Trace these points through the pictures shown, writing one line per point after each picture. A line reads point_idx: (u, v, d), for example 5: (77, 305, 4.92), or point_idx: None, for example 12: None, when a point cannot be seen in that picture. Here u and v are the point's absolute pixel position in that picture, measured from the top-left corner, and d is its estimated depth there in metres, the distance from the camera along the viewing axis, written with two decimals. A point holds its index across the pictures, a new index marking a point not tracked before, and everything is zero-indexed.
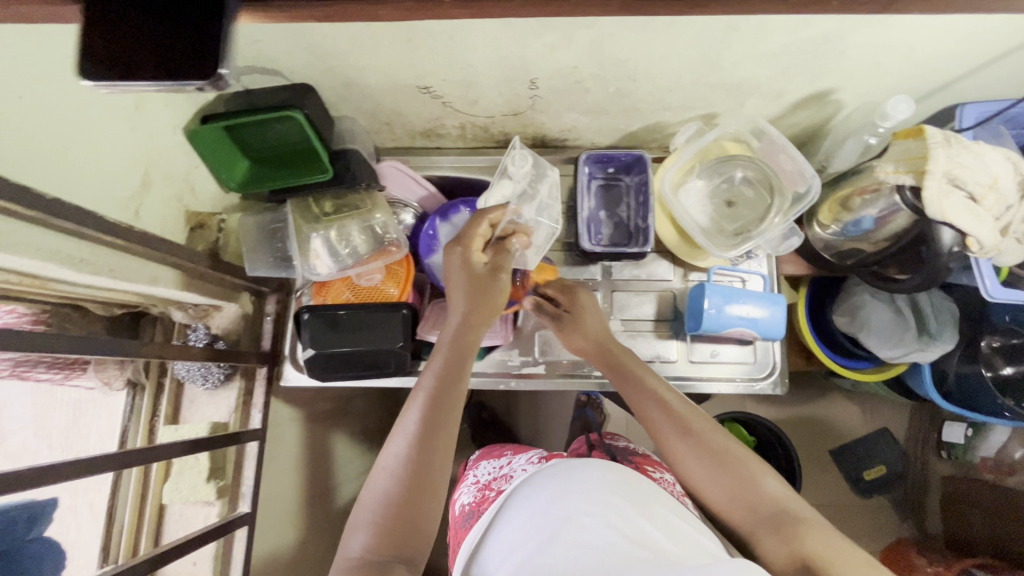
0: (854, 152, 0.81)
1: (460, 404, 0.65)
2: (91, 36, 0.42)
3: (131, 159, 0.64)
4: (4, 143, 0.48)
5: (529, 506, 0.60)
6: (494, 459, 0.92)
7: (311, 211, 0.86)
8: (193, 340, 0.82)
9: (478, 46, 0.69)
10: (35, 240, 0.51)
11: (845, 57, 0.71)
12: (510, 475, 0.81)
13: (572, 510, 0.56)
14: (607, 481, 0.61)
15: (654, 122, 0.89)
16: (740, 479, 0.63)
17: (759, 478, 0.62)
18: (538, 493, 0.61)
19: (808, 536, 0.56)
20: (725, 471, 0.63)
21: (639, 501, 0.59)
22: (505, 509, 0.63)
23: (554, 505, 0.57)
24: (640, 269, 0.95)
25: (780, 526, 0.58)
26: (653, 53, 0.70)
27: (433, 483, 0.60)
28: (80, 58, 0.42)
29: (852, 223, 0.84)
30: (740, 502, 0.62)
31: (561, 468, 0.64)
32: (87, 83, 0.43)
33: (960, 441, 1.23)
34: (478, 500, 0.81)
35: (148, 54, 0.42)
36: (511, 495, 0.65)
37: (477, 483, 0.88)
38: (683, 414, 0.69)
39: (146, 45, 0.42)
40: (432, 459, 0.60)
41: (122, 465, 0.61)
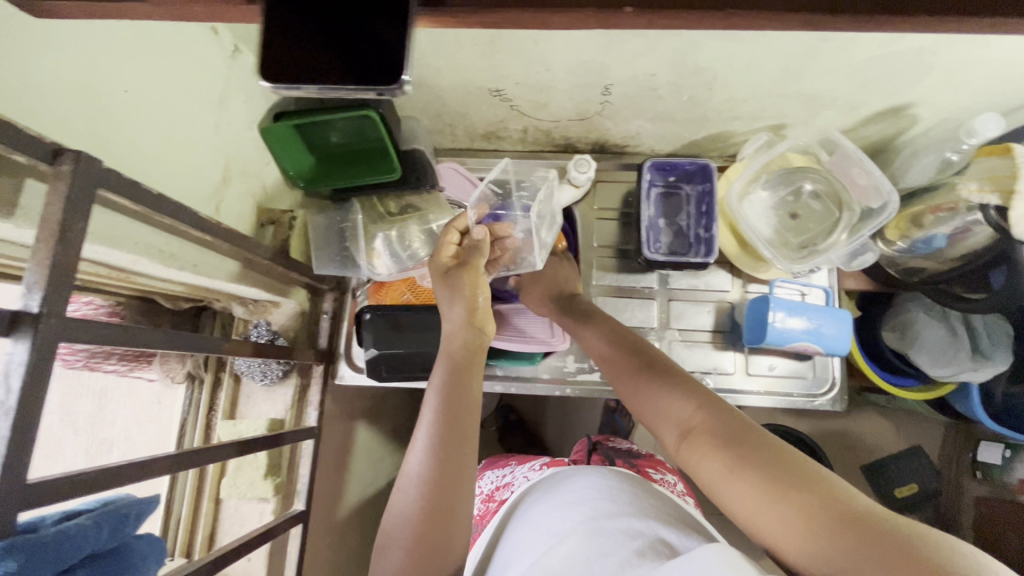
0: (931, 167, 0.80)
1: (474, 410, 0.65)
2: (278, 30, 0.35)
3: (213, 155, 0.65)
4: (106, 137, 0.49)
5: (538, 522, 0.62)
6: (498, 469, 0.93)
7: (376, 211, 0.85)
8: (256, 336, 0.81)
9: (560, 52, 0.68)
10: (131, 233, 0.51)
11: (931, 72, 0.69)
12: (510, 484, 0.83)
13: (570, 524, 0.58)
14: (603, 491, 0.63)
15: (720, 132, 0.88)
16: (695, 400, 0.57)
17: (713, 401, 0.57)
18: (541, 509, 0.65)
19: (758, 453, 0.50)
20: (679, 394, 0.59)
21: (640, 508, 0.60)
22: (513, 528, 0.67)
23: (553, 519, 0.60)
24: (698, 279, 0.94)
25: (725, 441, 0.52)
26: (735, 63, 0.69)
27: (459, 504, 0.59)
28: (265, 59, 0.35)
29: (921, 241, 0.81)
30: (687, 423, 0.56)
31: (562, 485, 0.68)
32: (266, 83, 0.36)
33: (997, 461, 1.22)
34: (483, 513, 0.84)
35: (336, 54, 0.35)
36: (519, 515, 0.69)
37: (482, 494, 0.89)
38: (631, 349, 0.69)
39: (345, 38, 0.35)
40: (451, 476, 0.59)
41: (182, 466, 0.54)
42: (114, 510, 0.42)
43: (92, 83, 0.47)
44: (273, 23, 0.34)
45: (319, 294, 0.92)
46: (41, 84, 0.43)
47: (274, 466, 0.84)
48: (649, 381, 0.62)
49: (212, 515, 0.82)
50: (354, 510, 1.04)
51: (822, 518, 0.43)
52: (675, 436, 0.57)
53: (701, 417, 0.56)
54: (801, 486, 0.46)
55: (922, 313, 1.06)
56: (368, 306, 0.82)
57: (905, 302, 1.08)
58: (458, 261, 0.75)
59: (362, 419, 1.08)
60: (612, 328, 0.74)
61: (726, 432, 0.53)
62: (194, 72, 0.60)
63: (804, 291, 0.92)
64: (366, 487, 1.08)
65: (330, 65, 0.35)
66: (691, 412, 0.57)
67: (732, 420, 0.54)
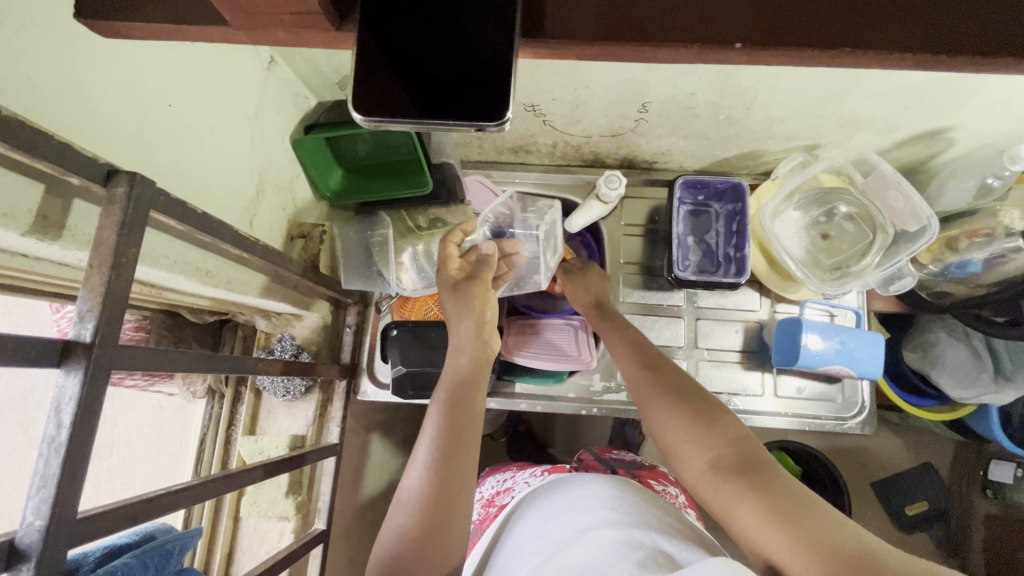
0: (969, 192, 0.78)
1: (476, 422, 0.62)
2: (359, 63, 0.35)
3: (248, 170, 0.63)
4: (147, 152, 0.47)
5: (531, 534, 0.58)
6: (499, 474, 0.88)
7: (405, 224, 0.84)
8: (280, 351, 0.80)
9: (602, 71, 0.67)
10: (171, 252, 0.50)
11: (975, 98, 0.68)
12: (512, 488, 0.77)
13: (569, 535, 0.54)
14: (606, 498, 0.59)
15: (752, 150, 0.88)
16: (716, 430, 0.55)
17: (734, 434, 0.54)
18: (539, 516, 0.61)
19: (778, 494, 0.49)
20: (701, 420, 0.56)
21: (642, 517, 0.57)
22: (509, 537, 0.63)
23: (551, 528, 0.57)
24: (726, 298, 0.93)
25: (744, 475, 0.51)
26: (778, 85, 0.69)
27: (459, 519, 0.55)
28: (353, 93, 0.36)
29: (956, 265, 0.80)
30: (704, 454, 0.54)
31: (560, 490, 0.64)
32: (357, 116, 0.36)
33: (1009, 480, 1.21)
34: (481, 517, 0.77)
35: (420, 86, 0.36)
36: (515, 522, 0.65)
37: (481, 499, 0.83)
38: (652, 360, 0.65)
39: (431, 61, 0.35)
40: (453, 489, 0.56)
41: (213, 494, 0.51)
42: (155, 547, 0.40)
43: (138, 96, 0.46)
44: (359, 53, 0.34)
45: (342, 307, 0.90)
46: (89, 100, 0.41)
47: (296, 484, 0.82)
48: (668, 400, 0.59)
49: (230, 534, 0.80)
50: (366, 527, 1.01)
51: (830, 558, 0.43)
52: (689, 463, 0.55)
53: (720, 442, 0.54)
54: (814, 528, 0.46)
55: (943, 333, 1.05)
56: (393, 322, 0.81)
57: (929, 322, 1.06)
58: (467, 276, 0.74)
59: (377, 431, 1.05)
60: (633, 338, 0.70)
61: (747, 469, 0.51)
62: (232, 85, 0.58)
63: (833, 312, 0.91)
64: (378, 503, 1.05)
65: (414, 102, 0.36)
66: (711, 442, 0.54)
67: (754, 458, 0.52)
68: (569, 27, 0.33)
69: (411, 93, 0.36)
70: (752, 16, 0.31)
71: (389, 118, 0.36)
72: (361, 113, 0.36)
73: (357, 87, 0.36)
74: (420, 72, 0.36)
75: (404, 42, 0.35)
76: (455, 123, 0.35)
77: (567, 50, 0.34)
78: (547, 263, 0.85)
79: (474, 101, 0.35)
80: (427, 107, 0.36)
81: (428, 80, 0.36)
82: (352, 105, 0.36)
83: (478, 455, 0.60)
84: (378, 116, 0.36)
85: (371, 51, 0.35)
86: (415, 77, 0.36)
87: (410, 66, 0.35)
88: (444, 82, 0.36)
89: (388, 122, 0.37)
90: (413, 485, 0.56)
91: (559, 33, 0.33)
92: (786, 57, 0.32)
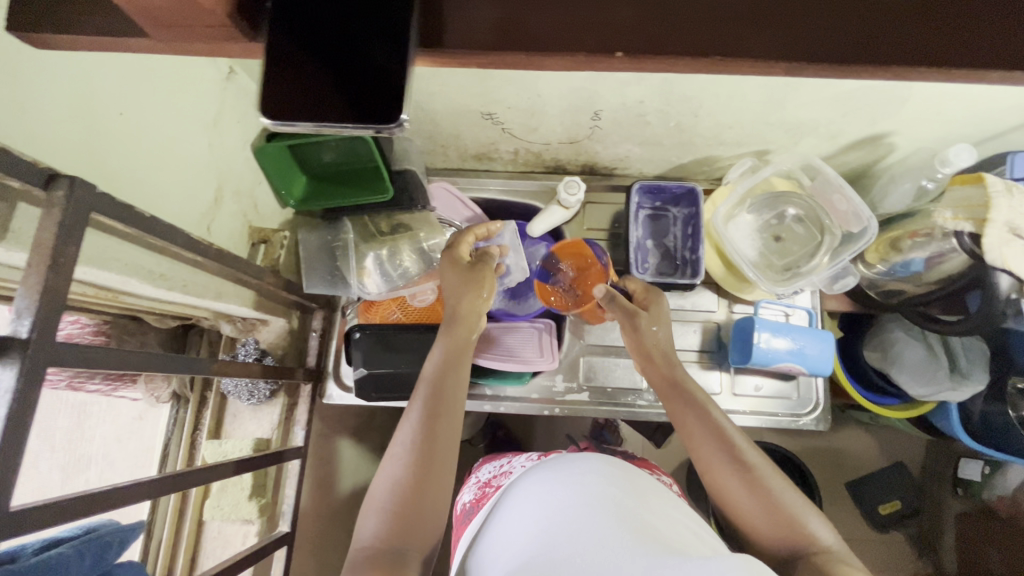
0: (908, 195, 0.84)
1: (463, 388, 0.64)
2: (274, 69, 0.36)
3: (205, 177, 0.65)
4: (97, 160, 0.49)
5: (529, 496, 0.58)
6: (495, 461, 0.86)
7: (368, 229, 0.86)
8: (243, 356, 0.81)
9: (551, 81, 0.70)
10: (123, 255, 0.51)
11: (905, 105, 0.72)
12: (510, 471, 0.76)
13: (570, 501, 0.53)
14: (601, 468, 0.60)
15: (706, 156, 0.91)
16: (794, 520, 0.54)
17: (813, 525, 0.54)
18: (535, 480, 0.60)
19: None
20: (775, 509, 0.55)
21: (637, 490, 0.58)
22: (500, 505, 0.63)
23: (551, 490, 0.56)
24: (685, 299, 0.95)
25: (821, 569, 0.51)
26: (720, 94, 0.72)
27: (444, 481, 0.57)
28: (262, 95, 0.36)
29: (901, 265, 0.84)
30: (782, 545, 0.54)
31: (559, 458, 0.64)
32: (265, 120, 0.37)
33: (977, 478, 1.23)
34: (477, 498, 0.76)
35: (339, 87, 0.36)
36: (509, 490, 0.64)
37: (478, 482, 0.82)
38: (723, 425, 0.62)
39: (352, 60, 0.36)
40: (439, 455, 0.57)
41: (166, 491, 0.53)
42: (95, 539, 0.44)
43: (89, 104, 0.48)
44: (280, 60, 0.36)
45: (309, 312, 0.92)
46: (40, 109, 0.43)
47: (260, 487, 0.83)
48: (741, 486, 0.58)
49: (194, 538, 0.81)
50: (336, 532, 1.02)
51: None
52: (768, 550, 0.56)
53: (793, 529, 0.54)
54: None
55: (901, 332, 1.07)
56: (357, 325, 0.82)
57: (885, 321, 1.08)
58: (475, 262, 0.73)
59: (347, 436, 1.06)
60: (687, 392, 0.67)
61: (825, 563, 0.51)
62: (189, 94, 0.60)
63: (788, 312, 0.93)
64: (348, 508, 1.05)
65: (327, 101, 0.36)
66: (789, 535, 0.54)
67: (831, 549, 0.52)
68: (468, 37, 0.37)
69: (313, 96, 0.36)
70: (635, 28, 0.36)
71: (304, 119, 0.36)
72: (271, 117, 0.36)
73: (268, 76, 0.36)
74: (354, 71, 0.36)
75: (351, 45, 0.36)
76: (355, 123, 0.36)
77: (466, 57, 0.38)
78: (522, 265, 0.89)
79: (370, 106, 0.36)
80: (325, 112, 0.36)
81: (353, 78, 0.36)
82: (258, 107, 0.36)
83: (463, 423, 0.62)
84: (287, 119, 0.36)
85: (296, 56, 0.36)
86: (338, 76, 0.36)
87: (332, 60, 0.36)
88: (365, 86, 0.36)
89: (318, 126, 0.36)
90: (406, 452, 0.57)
91: (460, 43, 0.37)
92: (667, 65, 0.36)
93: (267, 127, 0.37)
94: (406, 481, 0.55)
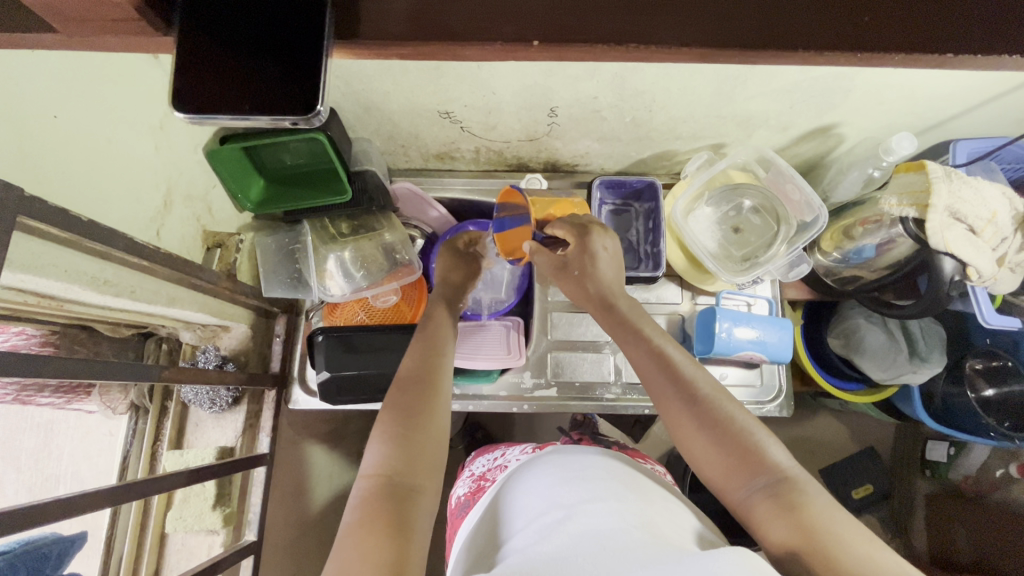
0: (858, 182, 0.86)
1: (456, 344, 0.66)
2: (184, 75, 0.43)
3: (153, 180, 0.64)
4: (32, 164, 0.48)
5: (534, 493, 0.61)
6: (488, 454, 0.86)
7: (328, 232, 0.85)
8: (203, 363, 0.80)
9: (504, 77, 0.70)
10: (63, 261, 0.50)
11: (849, 96, 0.74)
12: (504, 465, 0.75)
13: (574, 499, 0.57)
14: (606, 470, 0.64)
15: (665, 151, 0.93)
16: (751, 451, 0.53)
17: (771, 453, 0.54)
18: (538, 482, 0.63)
19: (812, 511, 0.48)
20: (732, 442, 0.54)
21: (641, 490, 0.61)
22: (501, 501, 0.64)
23: (557, 492, 0.59)
24: (650, 292, 0.96)
25: (779, 498, 0.50)
26: (671, 88, 0.73)
27: (443, 422, 0.57)
28: (173, 92, 0.44)
29: (853, 252, 0.86)
30: (739, 477, 0.53)
31: (560, 456, 0.67)
32: (179, 114, 0.45)
33: (943, 459, 1.25)
34: (472, 491, 0.76)
35: (255, 86, 0.44)
36: (509, 486, 0.66)
37: (472, 476, 0.82)
38: (675, 364, 0.61)
39: (273, 60, 0.44)
40: (434, 396, 0.58)
41: (109, 502, 0.52)
42: (32, 553, 0.55)
43: (19, 105, 0.46)
44: (206, 62, 0.43)
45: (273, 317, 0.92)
46: None
47: (224, 496, 0.81)
48: (696, 421, 0.56)
49: (157, 551, 0.78)
50: (309, 541, 0.99)
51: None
52: (724, 484, 0.54)
53: (756, 459, 0.53)
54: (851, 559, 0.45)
55: (861, 319, 1.07)
56: (320, 328, 0.81)
57: (847, 309, 1.08)
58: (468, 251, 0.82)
59: (317, 442, 1.04)
60: (635, 333, 0.65)
61: (784, 491, 0.51)
62: (132, 94, 0.59)
63: (750, 302, 0.95)
64: (321, 518, 1.03)
65: (242, 99, 0.44)
66: (747, 465, 0.53)
67: (790, 477, 0.52)
68: (382, 30, 0.45)
69: (239, 90, 0.44)
70: (548, 21, 0.44)
71: (249, 113, 0.44)
72: (184, 111, 0.44)
73: (199, 74, 0.44)
74: (292, 61, 0.44)
75: (284, 35, 0.44)
76: (266, 116, 0.45)
77: (384, 46, 0.45)
78: (503, 282, 0.93)
79: (294, 99, 0.44)
80: (246, 104, 0.44)
81: (286, 72, 0.44)
82: (170, 103, 0.44)
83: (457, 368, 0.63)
84: (195, 113, 0.44)
85: (226, 60, 0.44)
86: (265, 75, 0.44)
87: (276, 61, 0.44)
88: (298, 72, 0.44)
89: (276, 120, 0.45)
90: (405, 392, 0.57)
91: (377, 34, 0.45)
92: (580, 47, 0.44)
93: (183, 119, 0.45)
94: (404, 417, 0.55)
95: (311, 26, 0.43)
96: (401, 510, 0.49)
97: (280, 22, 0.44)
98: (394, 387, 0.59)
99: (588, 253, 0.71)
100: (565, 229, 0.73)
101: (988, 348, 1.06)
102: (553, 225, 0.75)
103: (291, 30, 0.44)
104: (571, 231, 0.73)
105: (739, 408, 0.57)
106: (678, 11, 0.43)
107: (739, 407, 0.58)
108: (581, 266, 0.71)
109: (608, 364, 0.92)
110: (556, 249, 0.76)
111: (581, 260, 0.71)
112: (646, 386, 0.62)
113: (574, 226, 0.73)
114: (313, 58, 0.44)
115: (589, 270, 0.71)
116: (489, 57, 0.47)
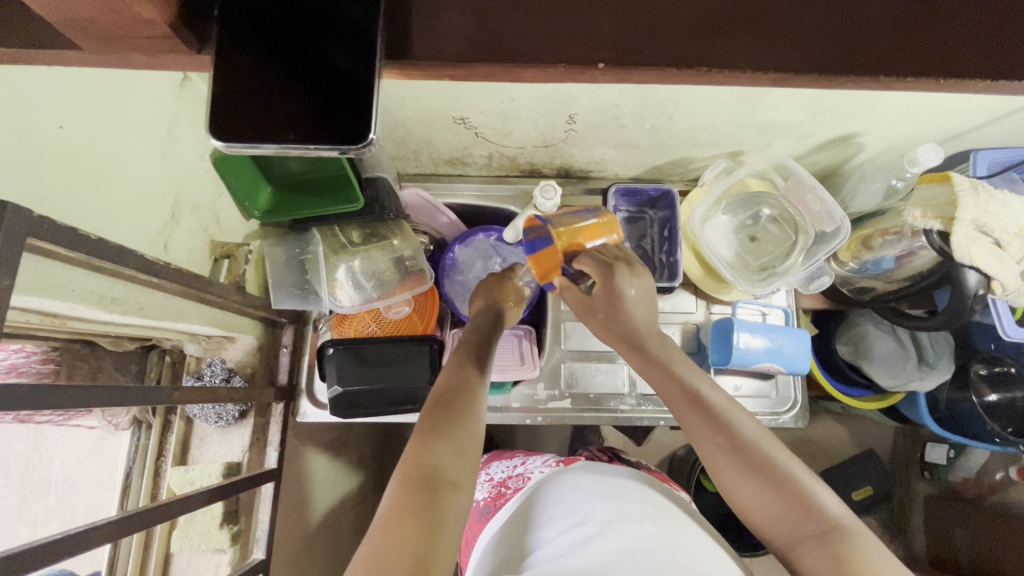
0: (879, 193, 0.85)
1: (484, 363, 0.65)
2: (215, 94, 0.42)
3: (162, 191, 0.61)
4: (37, 179, 0.45)
5: (563, 505, 0.59)
6: (505, 460, 0.83)
7: (338, 240, 0.82)
8: (210, 377, 0.77)
9: (526, 86, 0.68)
10: (71, 282, 0.48)
11: (876, 105, 0.73)
12: (527, 475, 0.73)
13: (609, 515, 0.55)
14: (637, 490, 0.62)
15: (681, 158, 0.91)
16: (801, 500, 0.53)
17: (820, 499, 0.53)
18: (567, 497, 0.61)
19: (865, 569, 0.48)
20: (782, 491, 0.53)
21: (672, 512, 0.60)
22: (527, 512, 0.62)
23: (590, 507, 0.57)
24: (664, 302, 0.95)
25: (828, 551, 0.50)
26: (694, 97, 0.72)
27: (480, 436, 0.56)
28: (208, 119, 0.43)
29: (872, 262, 0.85)
30: (786, 524, 0.53)
31: (591, 470, 0.66)
32: (215, 142, 0.43)
33: (942, 461, 1.23)
34: (493, 497, 0.74)
35: (294, 110, 0.43)
36: (534, 496, 0.65)
37: (490, 480, 0.79)
38: (716, 405, 0.59)
39: (316, 90, 0.43)
40: (473, 407, 0.57)
41: (114, 534, 0.49)
42: None
43: (22, 116, 0.44)
44: (235, 76, 0.42)
45: (279, 327, 0.89)
46: None
47: (231, 513, 0.79)
48: (739, 466, 0.56)
49: (161, 571, 0.76)
50: (314, 555, 0.97)
51: None
52: (771, 529, 0.54)
53: (804, 508, 0.52)
54: None
55: (870, 326, 1.05)
56: (330, 340, 0.79)
57: (856, 316, 1.07)
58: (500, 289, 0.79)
59: (322, 453, 1.01)
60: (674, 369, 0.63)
61: (834, 544, 0.50)
62: (140, 103, 0.57)
63: (765, 312, 0.94)
64: (325, 530, 1.01)
65: (275, 120, 0.43)
66: (795, 515, 0.52)
67: (841, 526, 0.51)
68: (433, 49, 0.43)
69: (282, 118, 0.43)
70: (614, 42, 0.43)
71: (287, 143, 0.43)
72: (219, 139, 0.43)
73: (235, 94, 0.43)
74: (338, 90, 0.43)
75: (325, 60, 0.43)
76: (298, 144, 0.43)
77: (436, 67, 0.44)
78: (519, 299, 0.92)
79: (341, 128, 0.44)
80: (291, 132, 0.43)
81: (327, 100, 0.43)
82: (208, 131, 0.43)
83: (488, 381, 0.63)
84: (229, 139, 0.43)
85: (261, 79, 0.43)
86: (310, 97, 0.43)
87: (317, 85, 0.43)
88: (341, 101, 0.43)
89: (291, 146, 0.43)
90: (442, 398, 0.57)
91: (431, 56, 0.43)
92: (649, 72, 0.44)
93: (218, 147, 0.44)
94: (446, 423, 0.54)
95: (352, 49, 0.42)
96: (436, 502, 0.47)
97: (317, 44, 0.43)
98: (428, 406, 0.57)
99: (613, 292, 0.65)
100: (590, 267, 0.65)
101: (991, 353, 1.04)
102: (579, 260, 0.67)
103: (333, 46, 0.43)
104: (596, 268, 0.65)
105: (783, 451, 0.56)
106: (743, 33, 0.43)
107: (783, 449, 0.57)
108: (607, 306, 0.66)
109: (622, 375, 0.91)
110: (584, 284, 0.69)
111: (609, 302, 0.65)
112: (684, 428, 0.61)
113: (599, 263, 0.65)
114: (355, 82, 0.43)
115: (621, 306, 0.65)
116: (544, 79, 0.46)
